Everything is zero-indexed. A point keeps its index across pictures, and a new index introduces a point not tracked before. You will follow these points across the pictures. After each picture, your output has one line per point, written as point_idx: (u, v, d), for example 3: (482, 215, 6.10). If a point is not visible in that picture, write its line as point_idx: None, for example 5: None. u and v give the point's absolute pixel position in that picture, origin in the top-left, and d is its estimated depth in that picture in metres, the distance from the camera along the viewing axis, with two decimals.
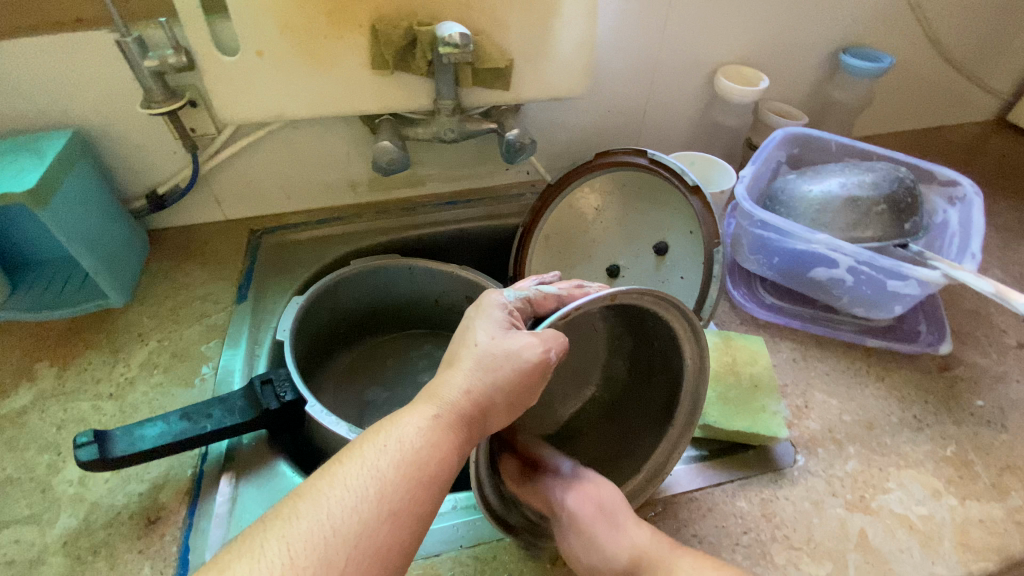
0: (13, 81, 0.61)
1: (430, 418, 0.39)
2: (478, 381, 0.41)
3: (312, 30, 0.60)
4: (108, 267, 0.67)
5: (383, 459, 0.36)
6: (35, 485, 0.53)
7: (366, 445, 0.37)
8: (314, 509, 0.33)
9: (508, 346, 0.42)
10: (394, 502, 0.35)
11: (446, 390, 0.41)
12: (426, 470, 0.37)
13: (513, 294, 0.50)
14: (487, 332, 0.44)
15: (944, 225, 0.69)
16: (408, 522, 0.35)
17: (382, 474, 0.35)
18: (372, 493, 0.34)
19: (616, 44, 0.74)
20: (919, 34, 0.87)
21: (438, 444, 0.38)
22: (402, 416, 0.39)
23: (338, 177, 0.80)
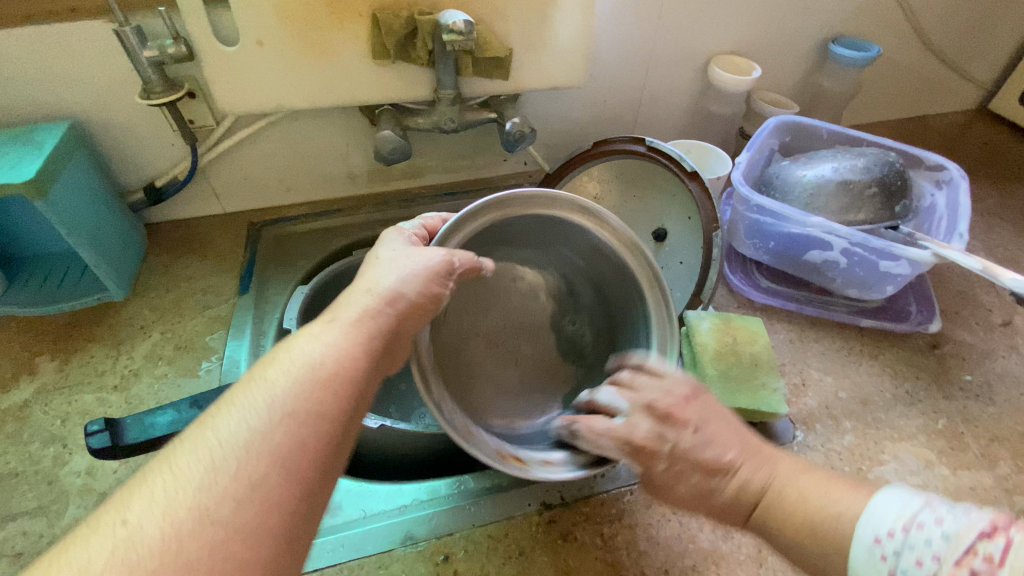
0: (9, 72, 0.60)
1: (334, 334, 0.35)
2: (383, 299, 0.38)
3: (313, 19, 0.60)
4: (107, 260, 0.67)
5: (284, 377, 0.32)
6: (42, 477, 0.53)
7: (253, 375, 0.33)
8: (213, 435, 0.29)
9: (413, 267, 0.41)
10: (284, 418, 0.30)
11: (330, 316, 0.37)
12: (340, 380, 0.33)
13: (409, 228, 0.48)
14: (385, 264, 0.41)
15: (932, 208, 0.71)
16: (324, 425, 0.31)
17: (288, 391, 0.31)
18: (282, 409, 0.31)
19: (613, 34, 0.75)
20: (905, 24, 0.89)
21: (352, 354, 0.35)
22: (293, 341, 0.35)
23: (337, 169, 0.80)
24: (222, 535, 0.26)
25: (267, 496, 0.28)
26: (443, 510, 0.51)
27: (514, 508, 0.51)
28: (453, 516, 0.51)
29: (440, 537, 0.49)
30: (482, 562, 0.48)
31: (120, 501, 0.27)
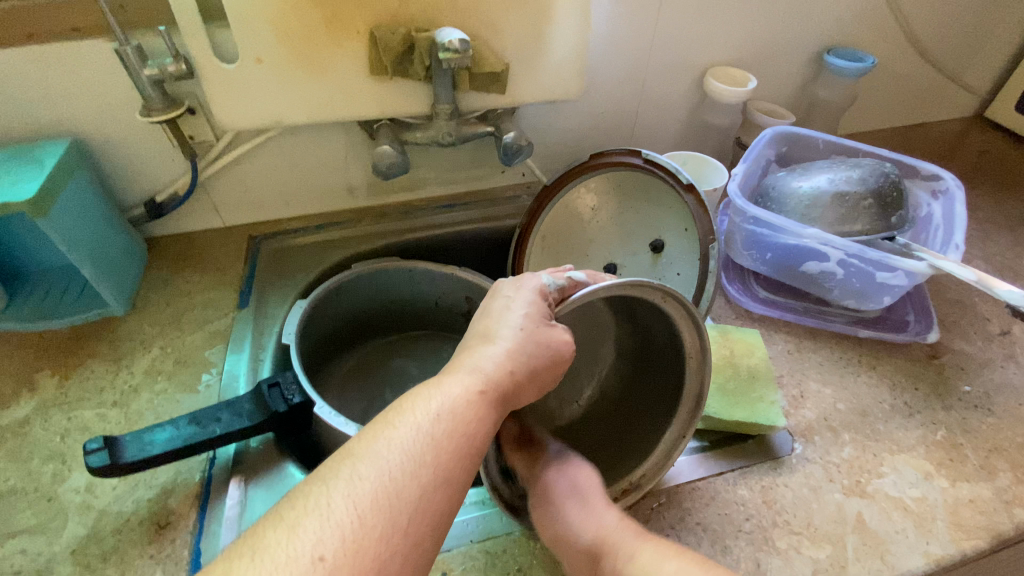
0: (11, 91, 0.61)
1: (476, 390, 0.39)
2: (517, 362, 0.42)
3: (312, 38, 0.61)
4: (107, 276, 0.67)
5: (435, 419, 0.36)
6: (42, 494, 0.53)
7: (415, 408, 0.36)
8: (373, 466, 0.33)
9: (547, 336, 0.44)
10: (447, 468, 0.34)
11: (471, 361, 0.41)
12: (475, 442, 0.37)
13: (551, 280, 0.48)
14: (522, 316, 0.44)
15: (928, 217, 0.71)
16: (458, 487, 0.35)
17: (435, 440, 0.35)
18: (428, 459, 0.34)
19: (609, 48, 0.76)
20: (900, 34, 0.90)
21: (485, 417, 0.38)
22: (445, 382, 0.39)
23: (336, 182, 0.81)
24: (362, 564, 0.29)
25: (399, 547, 0.31)
26: (442, 525, 0.51)
27: (512, 524, 0.51)
28: (452, 532, 0.51)
29: (438, 554, 0.49)
30: None
31: (308, 514, 0.30)
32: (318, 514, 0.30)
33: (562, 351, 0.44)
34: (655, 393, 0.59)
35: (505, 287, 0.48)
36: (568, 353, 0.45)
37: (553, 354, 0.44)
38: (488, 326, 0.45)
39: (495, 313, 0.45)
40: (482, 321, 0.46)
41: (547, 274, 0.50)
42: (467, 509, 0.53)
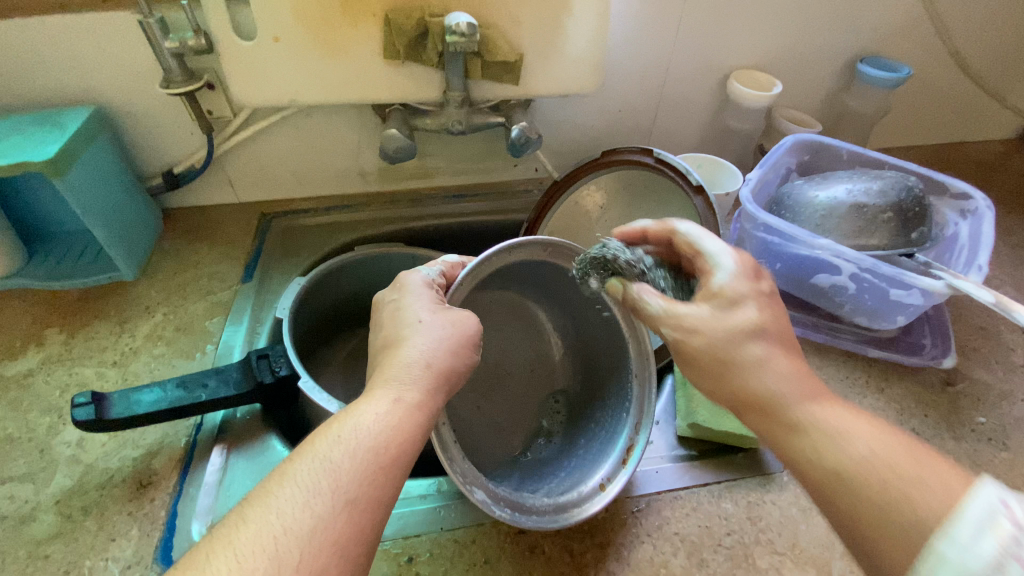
0: (41, 56, 0.63)
1: (391, 401, 0.39)
2: (431, 359, 0.42)
3: (327, 19, 0.62)
4: (120, 241, 0.69)
5: (339, 445, 0.35)
6: (34, 445, 0.55)
7: (317, 441, 0.36)
8: (262, 510, 0.32)
9: (449, 319, 0.45)
10: (350, 491, 0.34)
11: (386, 371, 0.41)
12: (386, 455, 0.36)
13: (429, 271, 0.51)
14: (421, 307, 0.46)
15: (954, 237, 0.68)
16: (366, 508, 0.34)
17: (338, 466, 0.34)
18: (326, 486, 0.33)
19: (629, 45, 0.75)
20: (941, 46, 0.86)
21: (399, 425, 0.38)
22: (358, 406, 0.39)
23: (348, 166, 0.81)
24: None
25: None
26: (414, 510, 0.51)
27: (484, 516, 0.50)
28: (422, 517, 0.50)
29: (406, 538, 0.49)
30: (446, 567, 0.47)
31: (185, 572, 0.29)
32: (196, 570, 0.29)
33: (467, 339, 0.45)
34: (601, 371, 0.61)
35: (387, 291, 0.49)
36: (475, 327, 0.46)
37: (465, 346, 0.45)
38: (390, 331, 0.45)
39: (392, 316, 0.46)
40: (381, 331, 0.46)
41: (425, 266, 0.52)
42: (441, 496, 0.52)
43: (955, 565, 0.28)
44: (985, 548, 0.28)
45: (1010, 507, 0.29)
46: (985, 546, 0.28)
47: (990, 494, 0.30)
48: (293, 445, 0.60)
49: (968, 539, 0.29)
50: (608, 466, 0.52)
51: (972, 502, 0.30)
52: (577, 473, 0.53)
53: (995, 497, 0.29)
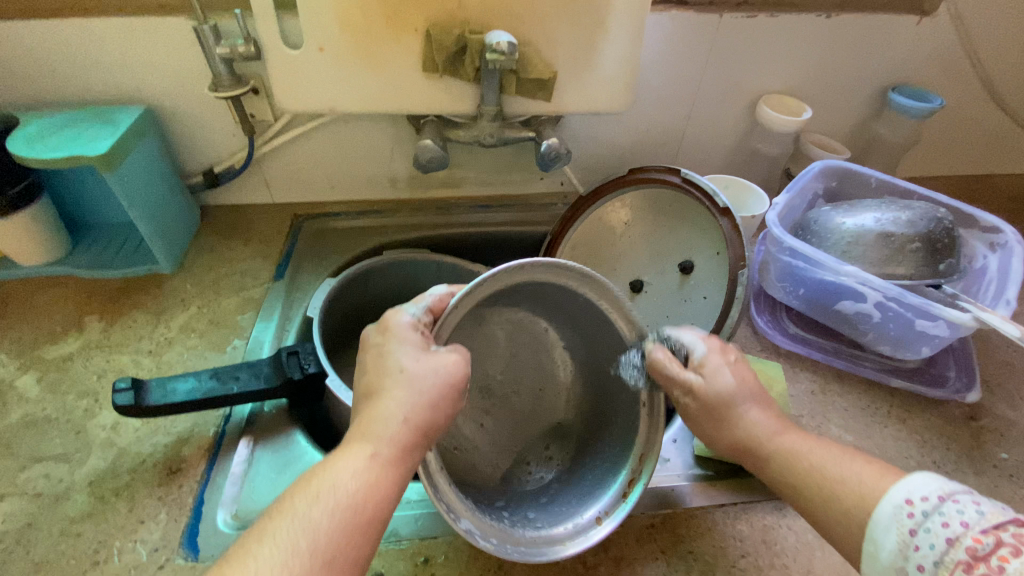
0: (99, 56, 0.67)
1: (367, 459, 0.39)
2: (414, 410, 0.41)
3: (372, 34, 0.64)
4: (161, 235, 0.72)
5: (315, 508, 0.37)
6: (71, 427, 0.57)
7: (297, 498, 0.37)
8: (241, 569, 0.34)
9: (433, 364, 0.43)
10: (327, 552, 0.35)
11: (369, 428, 0.40)
12: (363, 515, 0.37)
13: (415, 308, 0.47)
14: (404, 356, 0.43)
15: (982, 271, 0.67)
16: (342, 567, 0.35)
17: (314, 528, 0.36)
18: (305, 547, 0.35)
19: (660, 66, 0.76)
20: (974, 79, 0.86)
21: (376, 485, 0.38)
22: (336, 460, 0.39)
23: (380, 172, 0.84)
24: None
25: None
26: (429, 512, 0.52)
27: None
28: (438, 520, 0.51)
29: (423, 539, 0.50)
30: (461, 570, 0.48)
31: None
32: None
33: (454, 374, 0.43)
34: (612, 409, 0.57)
35: (373, 333, 0.46)
36: (463, 371, 0.44)
37: (451, 383, 0.43)
38: (371, 378, 0.44)
39: (374, 366, 0.44)
40: (367, 375, 0.44)
41: (410, 304, 0.48)
42: None
43: (873, 557, 0.39)
44: (890, 541, 0.38)
45: (909, 504, 0.39)
46: (891, 540, 0.38)
47: (896, 492, 0.40)
48: (316, 442, 0.61)
49: (879, 538, 0.39)
50: (606, 499, 0.49)
51: (881, 502, 0.40)
52: (571, 506, 0.51)
53: None
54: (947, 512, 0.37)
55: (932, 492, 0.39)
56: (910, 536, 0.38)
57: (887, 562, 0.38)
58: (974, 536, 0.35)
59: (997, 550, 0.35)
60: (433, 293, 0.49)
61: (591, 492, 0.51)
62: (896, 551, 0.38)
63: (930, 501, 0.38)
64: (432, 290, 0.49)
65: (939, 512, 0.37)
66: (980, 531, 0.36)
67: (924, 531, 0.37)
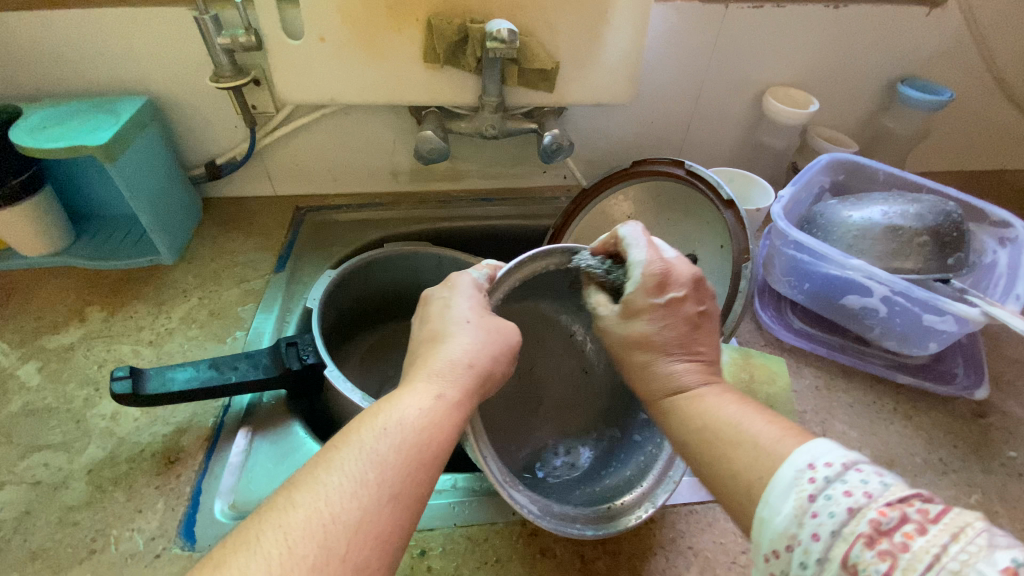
0: (101, 46, 0.67)
1: (433, 398, 0.39)
2: (476, 357, 0.43)
3: (373, 23, 0.64)
4: (163, 227, 0.72)
5: (383, 436, 0.36)
6: (71, 416, 0.57)
7: (364, 428, 0.36)
8: (310, 494, 0.33)
9: (494, 322, 0.46)
10: (395, 485, 0.34)
11: (428, 368, 0.42)
12: (429, 452, 0.37)
13: (478, 273, 0.51)
14: (467, 310, 0.46)
15: (992, 266, 0.66)
16: (407, 503, 0.34)
17: (381, 457, 0.35)
18: (373, 477, 0.34)
19: (665, 58, 0.75)
20: (986, 71, 0.84)
21: (442, 423, 0.38)
22: (400, 398, 0.39)
23: (382, 164, 0.83)
24: None
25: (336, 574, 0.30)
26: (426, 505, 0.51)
27: (496, 515, 0.51)
28: (435, 512, 0.51)
29: (420, 531, 0.49)
30: (457, 562, 0.47)
31: (237, 551, 0.30)
32: (248, 549, 0.30)
33: (510, 334, 0.46)
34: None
35: (435, 292, 0.49)
36: (516, 336, 0.47)
37: (504, 339, 0.45)
38: (433, 329, 0.46)
39: (438, 316, 0.46)
40: (426, 326, 0.47)
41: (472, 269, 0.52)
42: (456, 492, 0.52)
43: (770, 522, 0.33)
44: (788, 506, 0.33)
45: (812, 469, 0.33)
46: (788, 505, 0.33)
47: (799, 459, 0.34)
48: (314, 433, 0.61)
49: (778, 500, 0.33)
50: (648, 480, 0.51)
51: (785, 466, 0.35)
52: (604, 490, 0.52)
53: (802, 462, 0.34)
54: (848, 480, 0.31)
55: (835, 458, 0.33)
56: (810, 501, 0.32)
57: (783, 529, 0.32)
58: (877, 508, 0.29)
59: (897, 526, 0.28)
60: (489, 264, 0.54)
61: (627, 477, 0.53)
62: (792, 518, 0.32)
63: (833, 467, 0.33)
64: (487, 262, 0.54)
65: (840, 479, 0.31)
66: (884, 501, 0.30)
67: (823, 497, 0.31)
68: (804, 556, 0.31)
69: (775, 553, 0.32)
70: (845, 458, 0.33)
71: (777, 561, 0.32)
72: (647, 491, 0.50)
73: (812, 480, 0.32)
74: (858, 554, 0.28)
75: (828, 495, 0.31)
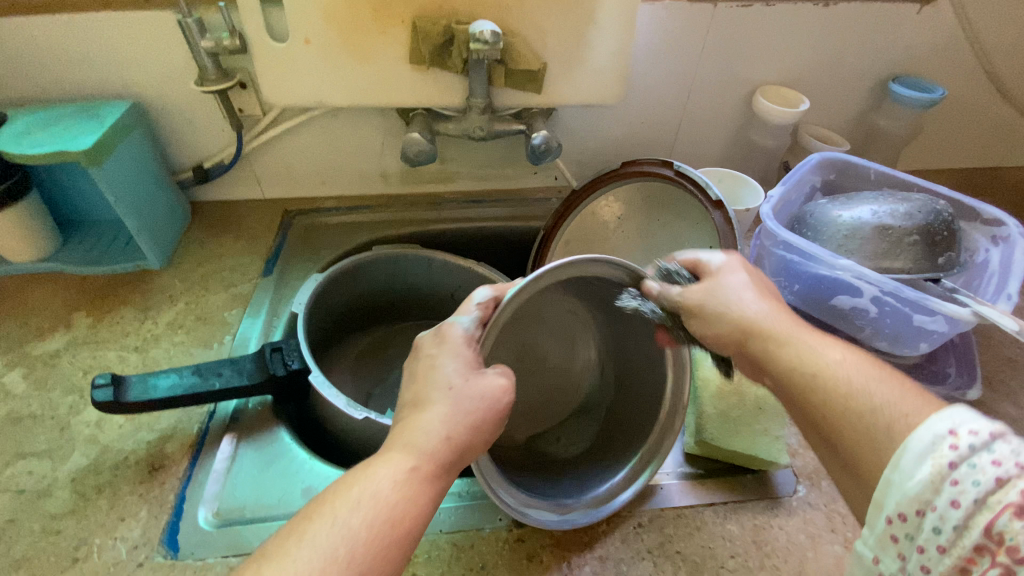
0: (83, 50, 0.66)
1: (406, 471, 0.38)
2: (458, 426, 0.41)
3: (357, 26, 0.63)
4: (149, 231, 0.71)
5: (354, 512, 0.35)
6: (55, 423, 0.57)
7: (335, 503, 0.36)
8: (276, 569, 0.33)
9: (480, 385, 0.43)
10: (360, 565, 0.34)
11: (407, 436, 0.40)
12: (399, 531, 0.36)
13: (467, 318, 0.46)
14: (452, 372, 0.43)
15: (984, 264, 0.65)
16: None
17: (350, 534, 0.35)
18: (339, 557, 0.34)
19: (654, 58, 0.75)
20: (978, 69, 0.83)
21: (415, 499, 0.37)
22: (375, 466, 0.38)
23: (372, 167, 0.83)
24: None
25: None
26: None
27: (483, 520, 0.50)
28: None
29: None
30: (443, 569, 0.47)
31: None
32: None
33: (498, 396, 0.43)
34: (631, 387, 0.60)
35: (427, 343, 0.46)
36: (507, 398, 0.44)
37: (493, 403, 0.43)
38: (418, 392, 0.43)
39: (423, 375, 0.44)
40: (413, 385, 0.44)
41: (461, 312, 0.47)
42: (441, 498, 0.52)
43: (897, 486, 0.31)
44: (922, 471, 0.30)
45: (953, 436, 0.30)
46: (922, 471, 0.30)
47: (937, 423, 0.31)
48: (300, 438, 0.61)
49: (910, 465, 0.31)
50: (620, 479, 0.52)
51: (923, 430, 0.31)
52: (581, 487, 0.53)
53: (941, 427, 0.31)
54: (996, 449, 0.28)
55: (980, 425, 0.30)
56: (948, 473, 0.29)
57: (914, 493, 0.30)
58: None
59: None
60: (478, 300, 0.48)
61: (602, 477, 0.54)
62: (926, 485, 0.30)
63: (979, 434, 0.29)
64: (473, 298, 0.48)
65: (987, 448, 0.28)
66: None
67: (967, 465, 0.29)
68: (938, 522, 0.29)
69: (901, 514, 0.31)
70: (996, 425, 0.30)
71: (901, 523, 0.31)
72: (614, 490, 0.51)
73: (954, 446, 0.29)
74: (1005, 524, 0.27)
75: (971, 463, 0.29)
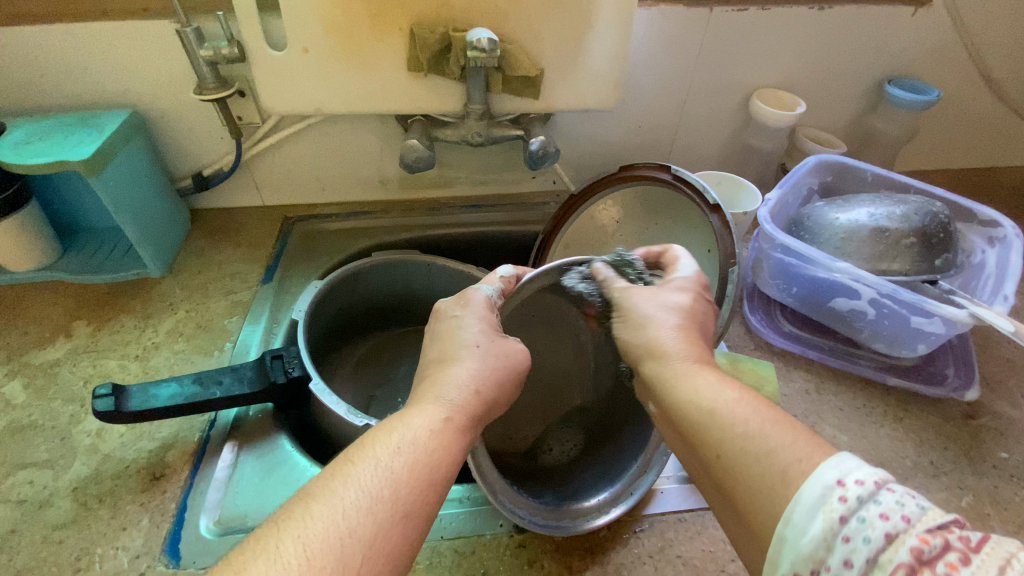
0: (82, 60, 0.67)
1: (441, 420, 0.39)
2: (483, 383, 0.43)
3: (355, 34, 0.64)
4: (149, 240, 0.72)
5: (397, 453, 0.36)
6: (56, 432, 0.57)
7: (377, 445, 0.36)
8: (327, 506, 0.33)
9: (502, 346, 0.46)
10: (406, 502, 0.34)
11: (435, 392, 0.41)
12: (440, 473, 0.36)
13: (489, 287, 0.51)
14: (476, 333, 0.46)
15: (981, 266, 0.66)
16: (418, 521, 0.34)
17: (395, 474, 0.35)
18: (387, 494, 0.34)
19: (651, 63, 0.75)
20: (973, 70, 0.84)
21: (451, 446, 0.38)
22: (410, 416, 0.39)
23: (371, 173, 0.83)
24: None
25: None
26: None
27: (484, 526, 0.50)
28: None
29: None
30: None
31: (256, 560, 0.30)
32: (266, 559, 0.30)
33: (518, 358, 0.46)
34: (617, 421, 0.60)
35: (450, 307, 0.49)
36: (524, 360, 0.47)
37: (513, 364, 0.45)
38: (442, 350, 0.45)
39: (447, 335, 0.46)
40: (437, 345, 0.46)
41: (485, 283, 0.52)
42: (441, 504, 0.52)
43: (791, 542, 0.30)
44: (813, 527, 0.29)
45: (841, 486, 0.29)
46: (815, 526, 0.29)
47: (825, 472, 0.30)
48: (301, 445, 0.61)
49: (802, 520, 0.30)
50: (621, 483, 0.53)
51: (808, 482, 0.31)
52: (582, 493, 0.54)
53: (828, 476, 0.30)
54: (882, 500, 0.28)
55: (864, 474, 0.29)
56: (840, 524, 0.28)
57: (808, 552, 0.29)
58: (917, 535, 0.27)
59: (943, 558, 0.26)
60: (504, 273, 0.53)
61: (603, 482, 0.55)
62: (819, 542, 0.28)
63: (864, 484, 0.29)
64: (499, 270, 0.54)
65: (874, 500, 0.28)
66: (922, 529, 0.27)
67: (856, 519, 0.28)
68: None
69: None
70: (875, 474, 0.29)
71: None
72: (618, 494, 0.52)
73: (842, 499, 0.29)
74: None
75: (859, 518, 0.28)
